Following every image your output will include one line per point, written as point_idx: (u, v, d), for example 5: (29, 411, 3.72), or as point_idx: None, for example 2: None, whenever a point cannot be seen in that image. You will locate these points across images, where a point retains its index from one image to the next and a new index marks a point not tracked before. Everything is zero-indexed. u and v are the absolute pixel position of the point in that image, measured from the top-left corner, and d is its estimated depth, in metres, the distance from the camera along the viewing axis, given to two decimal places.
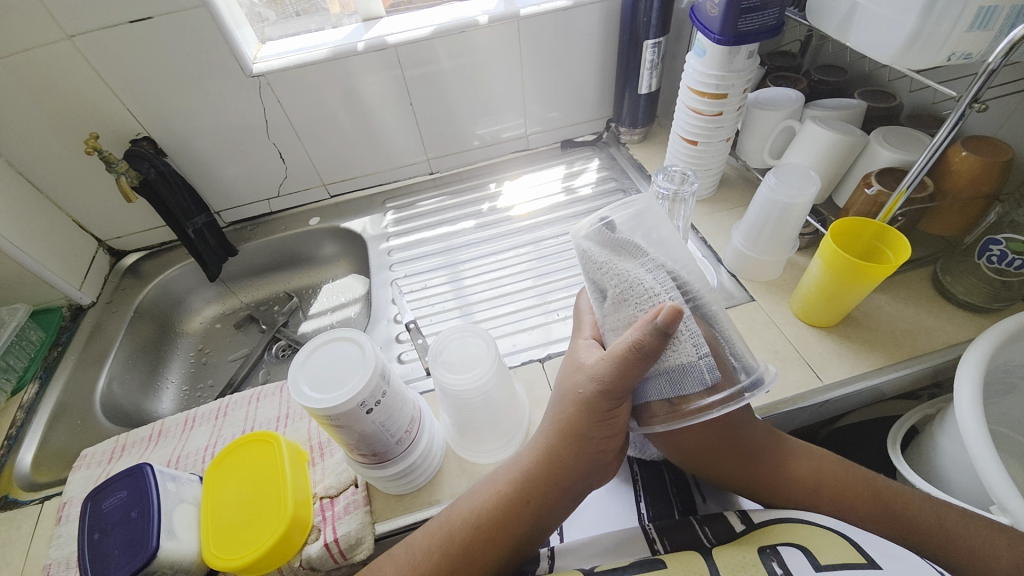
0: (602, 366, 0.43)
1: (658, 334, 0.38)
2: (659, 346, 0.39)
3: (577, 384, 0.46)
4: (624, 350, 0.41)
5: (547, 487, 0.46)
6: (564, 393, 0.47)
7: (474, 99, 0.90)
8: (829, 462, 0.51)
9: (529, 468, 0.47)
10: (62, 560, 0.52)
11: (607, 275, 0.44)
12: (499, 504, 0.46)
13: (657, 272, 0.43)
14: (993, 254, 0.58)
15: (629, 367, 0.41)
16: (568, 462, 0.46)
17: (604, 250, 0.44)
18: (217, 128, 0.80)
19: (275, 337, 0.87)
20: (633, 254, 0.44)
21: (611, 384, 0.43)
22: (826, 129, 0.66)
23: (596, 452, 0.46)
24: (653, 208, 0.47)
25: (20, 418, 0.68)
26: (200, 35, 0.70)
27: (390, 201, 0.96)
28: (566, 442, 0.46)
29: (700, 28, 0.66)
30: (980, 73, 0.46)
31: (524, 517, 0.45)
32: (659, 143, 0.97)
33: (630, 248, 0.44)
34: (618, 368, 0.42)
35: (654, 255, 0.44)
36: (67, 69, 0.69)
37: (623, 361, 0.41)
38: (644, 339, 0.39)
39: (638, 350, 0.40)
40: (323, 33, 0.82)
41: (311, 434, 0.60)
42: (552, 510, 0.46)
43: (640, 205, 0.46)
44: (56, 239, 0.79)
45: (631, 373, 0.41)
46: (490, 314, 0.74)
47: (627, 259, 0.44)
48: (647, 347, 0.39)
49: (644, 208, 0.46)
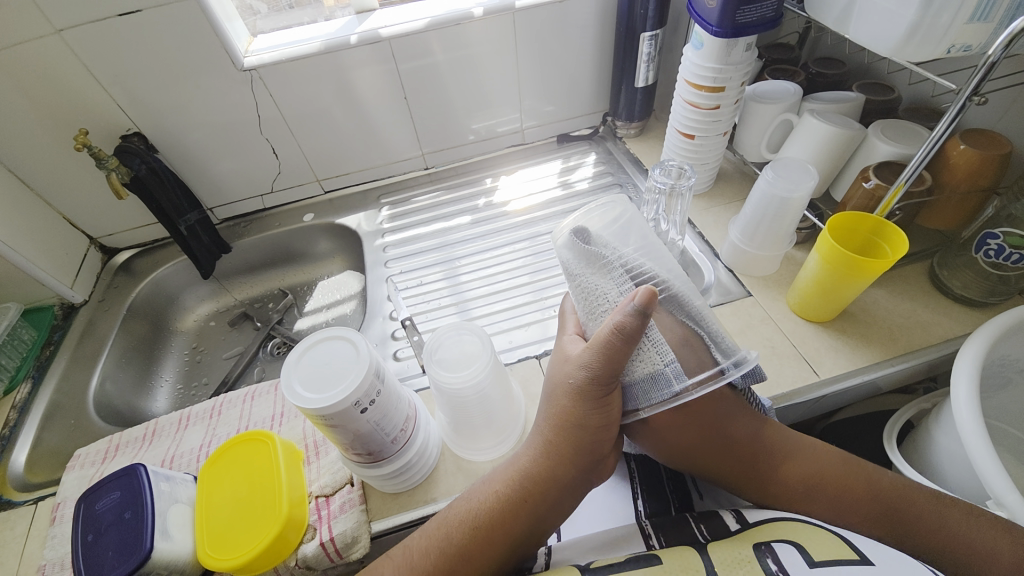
0: (589, 354, 0.43)
1: (637, 315, 0.39)
2: (638, 328, 0.40)
3: (567, 374, 0.45)
4: (607, 334, 0.41)
5: (546, 484, 0.46)
6: (555, 386, 0.47)
7: (470, 93, 0.89)
8: (827, 459, 0.50)
9: (527, 466, 0.47)
10: (56, 562, 0.52)
11: (581, 287, 0.48)
12: (497, 503, 0.45)
13: (624, 281, 0.47)
14: (991, 248, 0.57)
15: (615, 352, 0.42)
16: (565, 457, 0.46)
17: (580, 262, 0.49)
18: (209, 123, 0.79)
19: (269, 335, 0.87)
20: (605, 265, 0.48)
21: (602, 370, 0.43)
22: (824, 122, 0.65)
23: (592, 443, 0.46)
24: (631, 219, 0.52)
25: (13, 418, 0.68)
26: (190, 28, 0.69)
27: (385, 196, 0.95)
28: (563, 436, 0.46)
29: (698, 20, 0.66)
30: (980, 66, 0.45)
31: (522, 516, 0.45)
32: (656, 137, 0.96)
33: (602, 259, 0.48)
34: (605, 354, 0.42)
35: (625, 261, 0.49)
36: (55, 64, 0.68)
37: (607, 346, 0.41)
38: (625, 322, 0.40)
39: (619, 333, 0.40)
40: (316, 26, 0.81)
41: (306, 432, 0.59)
42: (551, 507, 0.46)
43: (618, 210, 0.53)
44: (47, 237, 0.79)
45: (618, 358, 0.42)
46: (486, 311, 0.73)
47: (599, 271, 0.48)
48: (628, 330, 0.40)
49: (621, 214, 0.52)
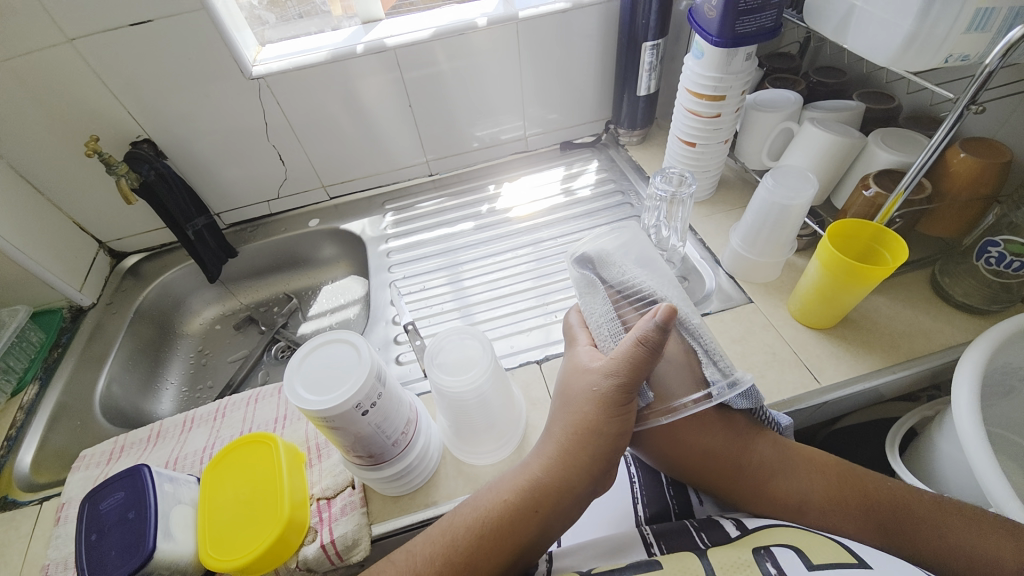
0: (615, 362, 0.45)
1: (659, 330, 0.43)
2: (662, 342, 0.43)
3: (590, 383, 0.47)
4: (632, 345, 0.44)
5: (557, 495, 0.46)
6: (573, 395, 0.48)
7: (474, 101, 0.90)
8: (825, 467, 0.50)
9: (539, 476, 0.47)
10: (60, 562, 0.52)
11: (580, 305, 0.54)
12: (506, 512, 0.45)
13: (609, 310, 0.50)
14: (992, 255, 0.58)
15: (637, 363, 0.44)
16: (581, 468, 0.46)
17: (580, 285, 0.53)
18: (217, 130, 0.81)
19: (274, 338, 0.88)
20: (598, 291, 0.52)
21: (628, 379, 0.45)
22: (824, 131, 0.66)
23: (608, 455, 0.46)
24: (638, 242, 0.55)
25: (20, 419, 0.69)
26: (199, 38, 0.70)
27: (389, 202, 0.96)
28: (578, 445, 0.46)
29: (698, 30, 0.66)
30: (977, 75, 0.46)
31: (531, 525, 0.45)
32: (658, 145, 0.97)
33: (597, 284, 0.52)
34: (628, 365, 0.45)
35: (617, 286, 0.52)
36: (68, 71, 0.69)
37: (631, 357, 0.44)
38: (647, 335, 0.43)
39: (643, 345, 0.44)
40: (323, 36, 0.83)
41: (309, 435, 0.60)
42: (562, 517, 0.46)
43: (627, 235, 0.55)
44: (56, 241, 0.80)
45: (640, 369, 0.44)
46: (489, 315, 0.74)
47: (593, 295, 0.52)
48: (652, 343, 0.43)
49: (632, 236, 0.55)
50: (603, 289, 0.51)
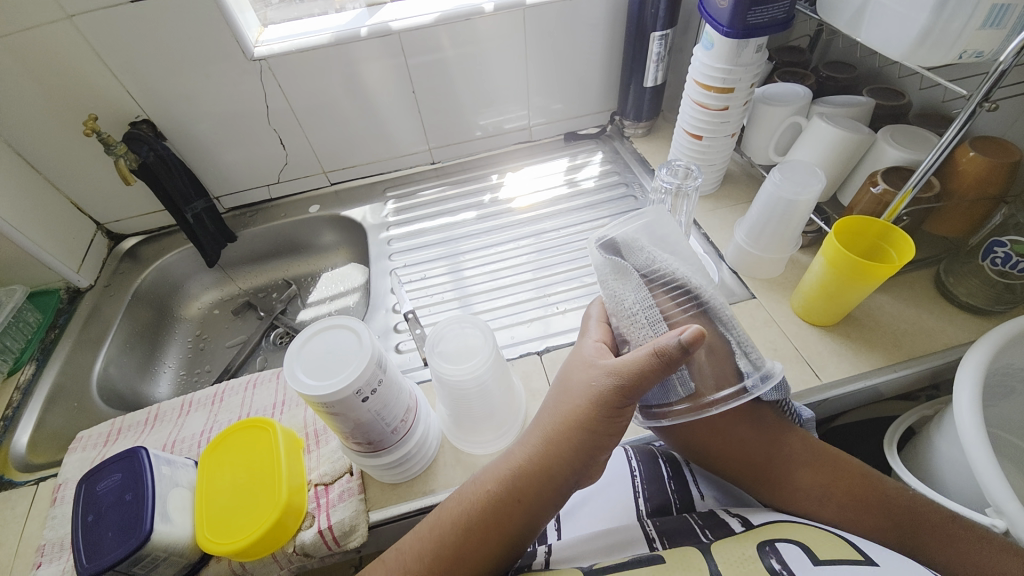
0: (620, 365, 0.43)
1: (680, 350, 0.39)
2: (679, 360, 0.40)
3: (591, 378, 0.46)
4: (646, 356, 0.41)
5: (540, 486, 0.46)
6: (573, 388, 0.47)
7: (478, 89, 0.89)
8: (848, 471, 0.51)
9: (522, 467, 0.46)
10: (56, 542, 0.52)
11: (611, 291, 0.49)
12: (491, 504, 0.45)
13: (644, 293, 0.46)
14: (998, 256, 0.57)
15: (648, 372, 0.42)
16: (563, 460, 0.46)
17: (607, 269, 0.48)
18: (219, 111, 0.80)
19: (272, 324, 0.87)
20: (628, 274, 0.46)
21: (628, 385, 0.43)
22: (833, 126, 0.65)
23: (590, 449, 0.46)
24: (663, 220, 0.49)
25: (16, 400, 0.68)
26: (200, 18, 0.69)
27: (390, 190, 0.96)
28: (564, 436, 0.46)
29: (709, 20, 0.65)
30: (990, 73, 0.45)
31: (517, 515, 0.45)
32: (663, 137, 0.96)
33: (627, 269, 0.46)
34: (637, 371, 0.42)
35: (653, 275, 0.47)
36: (66, 49, 0.68)
37: (644, 365, 0.42)
38: (666, 348, 0.40)
39: (659, 357, 0.41)
40: (326, 18, 0.81)
41: (307, 421, 0.59)
42: (544, 507, 0.46)
43: (646, 218, 0.49)
44: (54, 221, 0.79)
45: (650, 378, 0.42)
46: (489, 305, 0.74)
47: (623, 280, 0.47)
48: (669, 357, 0.40)
49: (654, 220, 0.49)
50: (636, 273, 0.46)
